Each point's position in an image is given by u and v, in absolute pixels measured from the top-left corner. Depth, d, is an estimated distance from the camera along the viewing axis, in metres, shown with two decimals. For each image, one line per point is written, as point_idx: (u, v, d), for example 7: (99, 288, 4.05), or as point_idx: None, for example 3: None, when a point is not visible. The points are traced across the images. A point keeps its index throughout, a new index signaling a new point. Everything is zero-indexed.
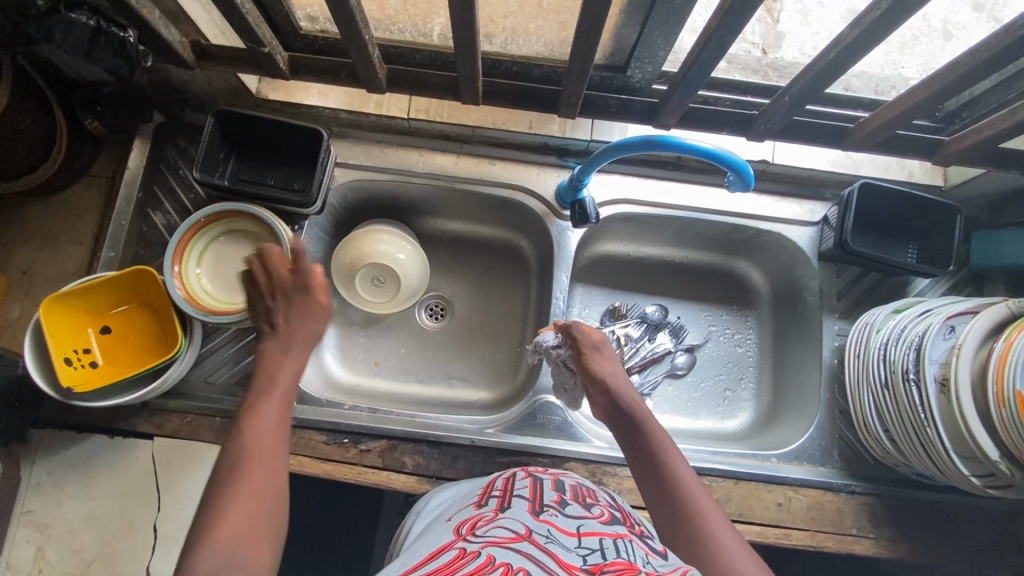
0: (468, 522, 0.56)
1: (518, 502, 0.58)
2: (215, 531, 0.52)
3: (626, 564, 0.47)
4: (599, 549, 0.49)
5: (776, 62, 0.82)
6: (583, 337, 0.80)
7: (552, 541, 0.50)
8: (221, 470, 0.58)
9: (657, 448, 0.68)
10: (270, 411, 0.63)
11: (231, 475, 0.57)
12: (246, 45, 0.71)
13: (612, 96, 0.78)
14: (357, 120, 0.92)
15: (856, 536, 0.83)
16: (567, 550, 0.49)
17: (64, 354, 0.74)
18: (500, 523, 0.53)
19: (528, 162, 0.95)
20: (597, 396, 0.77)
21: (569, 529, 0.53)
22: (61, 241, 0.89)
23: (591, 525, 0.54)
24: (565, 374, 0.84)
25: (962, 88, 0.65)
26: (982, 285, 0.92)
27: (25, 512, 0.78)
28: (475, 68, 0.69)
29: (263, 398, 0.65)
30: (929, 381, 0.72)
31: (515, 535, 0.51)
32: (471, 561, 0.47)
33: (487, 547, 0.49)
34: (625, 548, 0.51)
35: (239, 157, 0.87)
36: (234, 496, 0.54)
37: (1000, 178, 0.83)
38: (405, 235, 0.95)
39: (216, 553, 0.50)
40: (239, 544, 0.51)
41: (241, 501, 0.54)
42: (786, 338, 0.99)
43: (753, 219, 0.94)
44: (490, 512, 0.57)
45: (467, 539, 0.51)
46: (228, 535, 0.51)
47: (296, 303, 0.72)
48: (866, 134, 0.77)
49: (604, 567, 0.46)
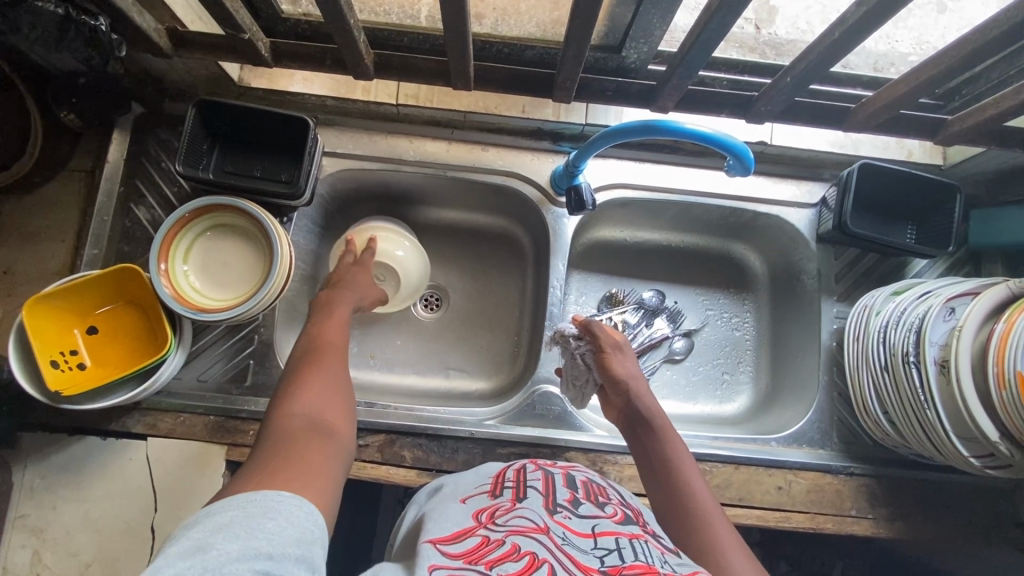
0: (486, 509, 0.56)
1: (533, 495, 0.58)
2: (298, 396, 0.63)
3: (646, 567, 0.47)
4: (616, 550, 0.50)
5: (772, 39, 0.77)
6: (605, 336, 0.81)
7: (568, 542, 0.51)
8: (298, 360, 0.70)
9: (671, 453, 0.70)
10: (333, 327, 0.75)
11: (308, 364, 0.69)
12: (223, 30, 0.68)
13: (607, 79, 0.76)
14: (343, 106, 0.89)
15: (855, 518, 0.83)
16: (583, 551, 0.49)
17: (50, 357, 0.72)
18: (519, 512, 0.54)
19: (521, 147, 0.92)
20: (616, 397, 0.77)
21: (583, 530, 0.53)
22: (40, 238, 0.86)
23: (606, 525, 0.55)
24: (578, 371, 0.81)
25: (967, 66, 0.64)
26: (980, 265, 0.91)
27: (18, 517, 0.76)
28: (466, 52, 0.66)
29: (330, 319, 0.76)
30: (929, 363, 0.72)
31: (536, 527, 0.51)
32: (496, 548, 0.48)
33: (512, 534, 0.50)
34: (641, 548, 0.51)
35: (222, 149, 0.84)
36: (310, 381, 0.66)
37: (1000, 156, 0.82)
38: (404, 231, 0.94)
39: (298, 409, 0.62)
40: (319, 408, 0.63)
41: (315, 382, 0.66)
42: (784, 320, 0.99)
43: (751, 201, 0.92)
44: (507, 501, 0.57)
45: (490, 527, 0.52)
46: (308, 398, 0.63)
47: (352, 274, 0.84)
48: (867, 115, 0.75)
49: (622, 570, 0.47)
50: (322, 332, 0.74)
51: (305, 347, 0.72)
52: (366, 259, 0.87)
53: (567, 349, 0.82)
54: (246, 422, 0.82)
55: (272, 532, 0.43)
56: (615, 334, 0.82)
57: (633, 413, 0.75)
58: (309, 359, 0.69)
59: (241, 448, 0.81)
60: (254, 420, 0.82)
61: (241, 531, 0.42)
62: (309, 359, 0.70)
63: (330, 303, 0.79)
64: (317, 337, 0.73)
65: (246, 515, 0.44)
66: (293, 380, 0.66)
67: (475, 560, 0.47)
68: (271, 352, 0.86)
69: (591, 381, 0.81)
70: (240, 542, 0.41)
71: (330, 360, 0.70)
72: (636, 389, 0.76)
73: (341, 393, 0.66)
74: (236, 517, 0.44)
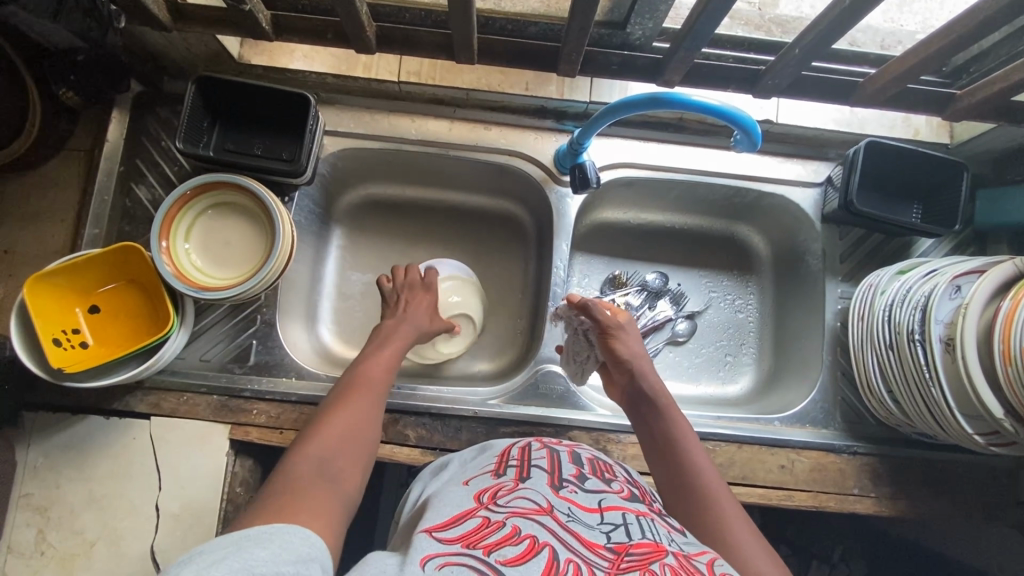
0: (489, 490, 0.56)
1: (537, 473, 0.58)
2: (326, 430, 0.63)
3: (654, 546, 0.48)
4: (623, 525, 0.51)
5: (778, 19, 0.80)
6: (603, 315, 0.79)
7: (574, 518, 0.51)
8: (340, 389, 0.69)
9: (677, 433, 0.69)
10: (380, 362, 0.74)
11: (347, 397, 0.68)
12: (224, 2, 0.67)
13: (612, 54, 0.75)
14: (345, 84, 0.88)
15: (858, 496, 0.83)
16: (590, 528, 0.50)
17: (51, 335, 0.72)
18: (521, 493, 0.54)
19: (524, 126, 0.91)
20: (620, 375, 0.78)
21: (589, 505, 0.54)
22: (40, 218, 0.85)
23: (613, 500, 0.56)
24: (580, 346, 0.83)
25: (975, 38, 0.63)
26: (985, 245, 0.90)
27: (23, 495, 0.77)
28: (469, 25, 0.66)
29: (378, 352, 0.76)
30: (934, 341, 0.71)
31: (539, 508, 0.51)
32: (496, 531, 0.48)
33: (512, 517, 0.50)
34: (648, 526, 0.52)
35: (223, 127, 0.83)
36: (341, 414, 0.65)
37: (1009, 133, 0.82)
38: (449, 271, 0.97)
39: (322, 444, 0.61)
40: (340, 449, 0.62)
41: (347, 417, 0.65)
42: (786, 301, 0.98)
43: (756, 182, 0.92)
44: (511, 481, 0.57)
45: (490, 508, 0.52)
46: (336, 434, 0.63)
47: (419, 298, 0.86)
48: (876, 89, 0.74)
49: (629, 547, 0.48)
50: (367, 365, 0.73)
51: (346, 380, 0.71)
52: (432, 283, 0.88)
53: (571, 324, 0.84)
54: (249, 401, 0.82)
55: (265, 559, 0.42)
56: (620, 316, 0.81)
57: (637, 394, 0.75)
58: (347, 390, 0.69)
59: (243, 427, 0.81)
60: (257, 399, 0.82)
61: (234, 557, 0.41)
62: (347, 389, 0.69)
63: (381, 344, 0.78)
64: (360, 369, 0.72)
65: (236, 545, 0.43)
66: (327, 411, 0.66)
67: (472, 544, 0.46)
68: (274, 332, 0.86)
69: (592, 357, 0.83)
70: (236, 564, 0.40)
71: (366, 394, 0.69)
72: (639, 369, 0.76)
73: (366, 431, 0.65)
74: (227, 546, 0.42)
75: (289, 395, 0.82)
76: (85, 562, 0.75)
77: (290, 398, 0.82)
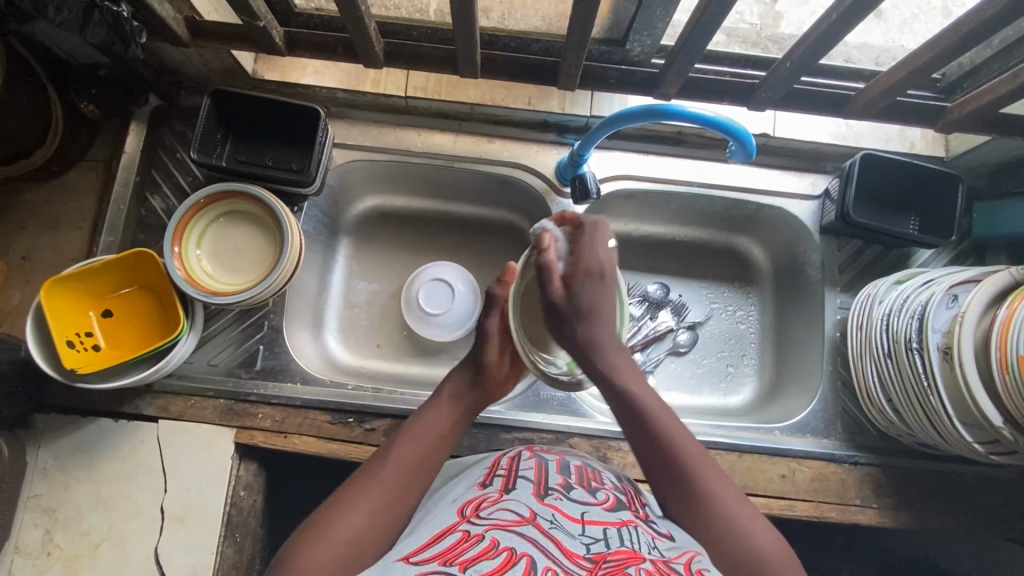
0: (473, 503, 0.57)
1: (523, 483, 0.59)
2: (330, 526, 0.56)
3: (631, 553, 0.49)
4: (603, 537, 0.51)
5: (776, 36, 0.82)
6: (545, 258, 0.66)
7: (557, 527, 0.52)
8: (361, 474, 0.62)
9: (654, 417, 0.63)
10: (414, 444, 0.64)
11: (363, 482, 0.61)
12: (240, 20, 0.70)
13: (611, 68, 0.77)
14: (354, 99, 0.92)
15: (859, 507, 0.83)
16: (572, 537, 0.51)
17: (66, 337, 0.75)
18: (504, 505, 0.55)
19: (528, 140, 0.94)
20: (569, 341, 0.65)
21: (573, 515, 0.54)
22: (59, 226, 0.89)
23: (596, 511, 0.56)
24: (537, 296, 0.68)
25: (965, 47, 0.65)
26: (984, 256, 0.91)
27: (31, 496, 0.78)
28: (472, 40, 0.68)
29: (416, 429, 0.66)
30: (931, 350, 0.72)
31: (520, 519, 0.52)
32: (474, 545, 0.49)
33: (491, 530, 0.51)
34: (629, 535, 0.53)
35: (236, 139, 0.87)
36: (351, 506, 0.58)
37: (1003, 146, 0.84)
38: (432, 286, 0.96)
39: (321, 542, 0.54)
40: (335, 549, 0.54)
41: (357, 508, 0.57)
42: (787, 313, 0.99)
43: (754, 194, 0.94)
44: (496, 493, 0.57)
45: (472, 521, 0.53)
46: (338, 533, 0.55)
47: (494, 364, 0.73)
48: (867, 101, 0.76)
49: (607, 556, 0.49)
50: (402, 446, 0.64)
51: (371, 464, 0.63)
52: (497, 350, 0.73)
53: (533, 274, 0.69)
54: (254, 405, 0.83)
55: None
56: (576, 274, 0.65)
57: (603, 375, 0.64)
58: (368, 476, 0.61)
59: (248, 432, 0.82)
60: (263, 403, 0.83)
61: None
62: (368, 475, 0.61)
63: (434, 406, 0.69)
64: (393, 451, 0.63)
65: None
66: (337, 503, 0.59)
67: (450, 561, 0.47)
68: (281, 338, 0.88)
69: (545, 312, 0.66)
70: None
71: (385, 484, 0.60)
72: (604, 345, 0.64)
73: (370, 534, 0.56)
74: None
75: (294, 400, 0.84)
76: (90, 564, 0.76)
77: (295, 402, 0.84)
